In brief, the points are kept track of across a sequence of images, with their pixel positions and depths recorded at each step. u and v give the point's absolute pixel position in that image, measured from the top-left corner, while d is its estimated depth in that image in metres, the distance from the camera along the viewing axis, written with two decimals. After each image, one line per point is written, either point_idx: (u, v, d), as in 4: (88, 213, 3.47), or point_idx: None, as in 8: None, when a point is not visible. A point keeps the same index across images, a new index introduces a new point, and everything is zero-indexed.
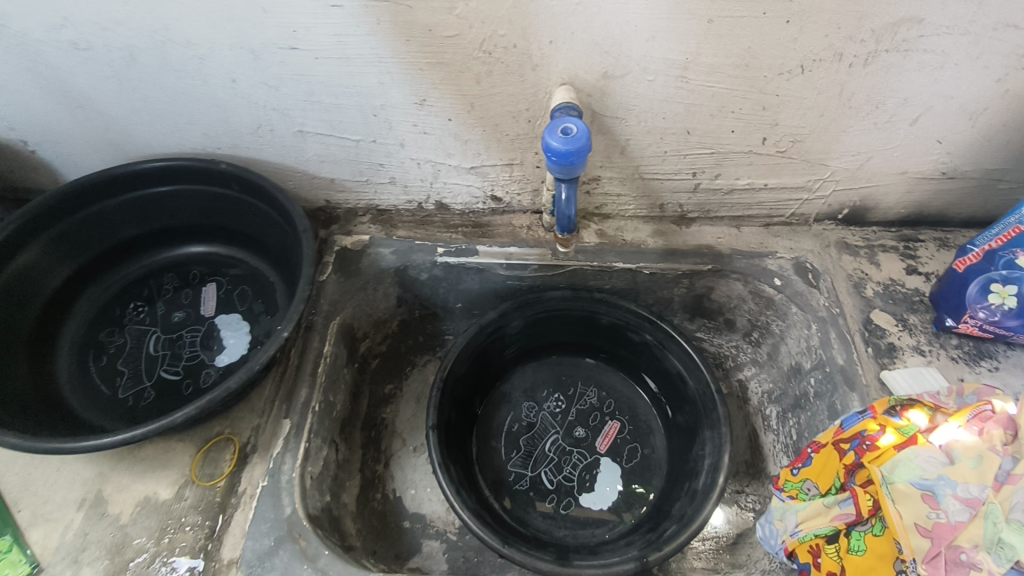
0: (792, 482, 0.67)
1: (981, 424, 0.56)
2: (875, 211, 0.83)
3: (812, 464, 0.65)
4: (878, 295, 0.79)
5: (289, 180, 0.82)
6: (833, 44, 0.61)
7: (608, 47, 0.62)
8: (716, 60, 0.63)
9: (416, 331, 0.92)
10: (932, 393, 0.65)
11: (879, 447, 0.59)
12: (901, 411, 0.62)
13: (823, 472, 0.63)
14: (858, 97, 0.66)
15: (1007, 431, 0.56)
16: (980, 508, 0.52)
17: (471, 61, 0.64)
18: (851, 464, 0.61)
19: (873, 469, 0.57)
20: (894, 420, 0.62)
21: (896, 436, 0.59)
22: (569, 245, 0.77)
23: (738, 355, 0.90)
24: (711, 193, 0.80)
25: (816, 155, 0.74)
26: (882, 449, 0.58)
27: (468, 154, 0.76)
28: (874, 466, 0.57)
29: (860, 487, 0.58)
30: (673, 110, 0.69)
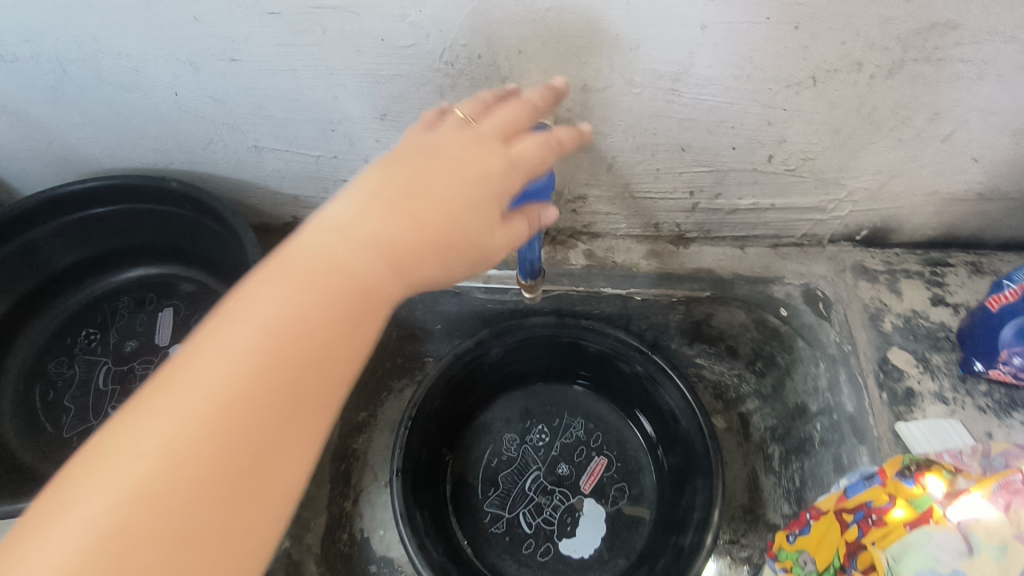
0: (791, 552, 0.62)
1: (1008, 498, 0.48)
2: (899, 232, 0.73)
3: (812, 533, 0.60)
4: (898, 330, 0.70)
5: (251, 197, 0.76)
6: (850, 53, 0.52)
7: (586, 58, 0.54)
8: (712, 71, 0.54)
9: (394, 353, 0.85)
10: (953, 452, 0.57)
11: (887, 522, 0.53)
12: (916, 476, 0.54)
13: (824, 546, 0.58)
14: (879, 111, 0.57)
15: None
16: None
17: (431, 72, 0.57)
18: (855, 543, 0.55)
19: (877, 556, 0.52)
20: (907, 487, 0.54)
21: (907, 510, 0.53)
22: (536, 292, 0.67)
23: (740, 386, 0.82)
24: (711, 213, 0.72)
25: (830, 174, 0.65)
26: (890, 526, 0.52)
27: None
28: (878, 553, 0.52)
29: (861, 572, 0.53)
30: (664, 126, 0.61)
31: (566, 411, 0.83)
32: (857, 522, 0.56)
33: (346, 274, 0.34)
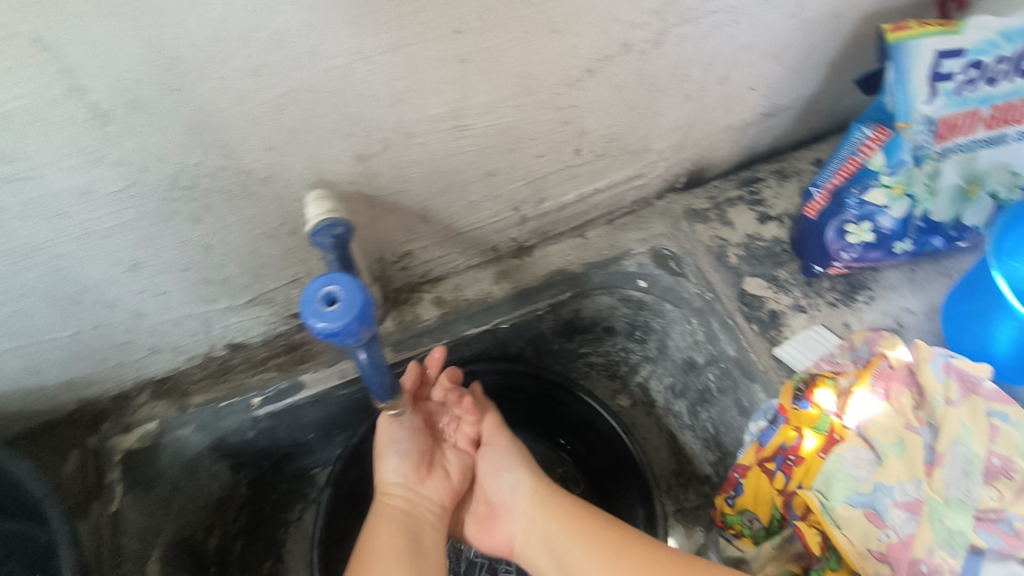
0: (732, 517, 0.64)
1: (887, 387, 0.56)
2: (711, 167, 0.76)
3: (744, 492, 0.62)
4: (743, 260, 0.72)
5: (11, 402, 0.59)
6: (615, 38, 0.49)
7: (349, 128, 0.46)
8: (489, 97, 0.49)
9: (276, 481, 0.75)
10: (829, 360, 0.63)
11: (806, 455, 0.58)
12: (810, 396, 0.59)
13: (759, 501, 0.61)
14: (660, 78, 0.56)
15: (911, 390, 0.56)
16: (923, 508, 0.51)
17: (171, 204, 0.46)
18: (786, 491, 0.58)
19: (808, 499, 0.55)
20: (805, 411, 0.59)
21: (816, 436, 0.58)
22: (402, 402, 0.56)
23: (629, 358, 0.82)
24: (542, 218, 0.69)
25: (636, 144, 0.64)
26: (810, 459, 0.57)
27: (236, 290, 0.58)
28: (807, 497, 0.55)
29: (802, 520, 0.56)
30: (463, 161, 0.55)
31: None
32: (782, 468, 0.59)
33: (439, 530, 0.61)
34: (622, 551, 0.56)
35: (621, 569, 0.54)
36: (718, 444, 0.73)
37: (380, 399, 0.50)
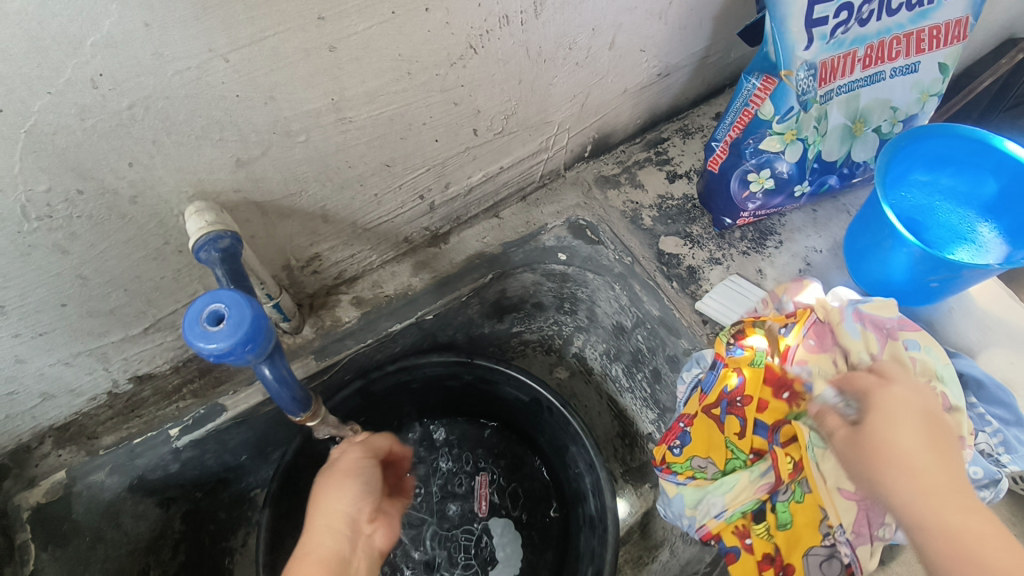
0: (680, 464, 0.62)
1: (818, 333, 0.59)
2: (616, 133, 0.76)
3: (692, 439, 0.61)
4: (657, 221, 0.74)
5: None
6: (492, 11, 0.47)
7: (219, 132, 0.43)
8: (369, 85, 0.47)
9: (213, 510, 0.71)
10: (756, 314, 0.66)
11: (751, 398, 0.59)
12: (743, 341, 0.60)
13: (713, 443, 0.60)
14: (546, 48, 0.55)
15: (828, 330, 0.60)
16: None
17: (27, 236, 0.42)
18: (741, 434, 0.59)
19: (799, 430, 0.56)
20: (740, 355, 0.59)
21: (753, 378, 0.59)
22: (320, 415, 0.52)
23: (562, 330, 0.83)
24: (452, 203, 0.67)
25: (535, 117, 0.63)
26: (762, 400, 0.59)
27: (129, 319, 0.54)
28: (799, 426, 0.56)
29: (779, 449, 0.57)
30: (354, 154, 0.52)
31: (425, 449, 0.79)
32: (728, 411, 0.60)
33: None
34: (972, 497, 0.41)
35: (947, 479, 0.42)
36: (657, 402, 0.74)
37: (294, 413, 0.47)
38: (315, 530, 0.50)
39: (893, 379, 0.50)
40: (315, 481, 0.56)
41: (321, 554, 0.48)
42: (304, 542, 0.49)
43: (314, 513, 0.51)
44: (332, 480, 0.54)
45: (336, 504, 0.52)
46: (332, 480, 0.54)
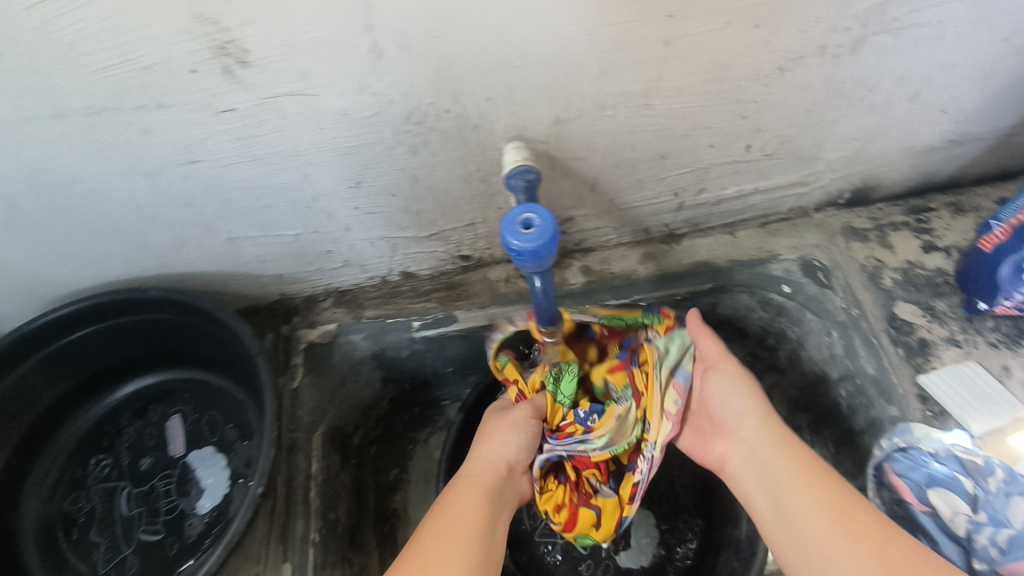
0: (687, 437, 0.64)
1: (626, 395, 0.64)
2: (880, 188, 0.75)
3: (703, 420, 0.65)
4: (899, 284, 0.71)
5: (235, 284, 0.73)
6: (813, 39, 0.52)
7: (555, 91, 0.53)
8: (681, 81, 0.54)
9: (412, 403, 0.85)
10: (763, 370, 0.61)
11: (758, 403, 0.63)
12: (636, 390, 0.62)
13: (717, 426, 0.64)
14: (848, 85, 0.58)
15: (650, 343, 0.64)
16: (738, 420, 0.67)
17: (400, 134, 0.55)
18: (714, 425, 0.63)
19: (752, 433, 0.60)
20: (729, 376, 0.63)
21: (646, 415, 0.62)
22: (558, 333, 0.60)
23: (756, 363, 0.83)
24: (697, 208, 0.72)
25: (808, 150, 0.66)
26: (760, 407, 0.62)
27: (422, 223, 0.68)
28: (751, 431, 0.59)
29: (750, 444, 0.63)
30: (641, 139, 0.60)
31: None
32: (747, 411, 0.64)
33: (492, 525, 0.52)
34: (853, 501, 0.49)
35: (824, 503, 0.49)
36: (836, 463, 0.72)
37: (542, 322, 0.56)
38: (478, 463, 0.59)
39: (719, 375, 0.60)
40: (486, 418, 0.64)
41: (479, 486, 0.55)
42: (467, 464, 0.59)
43: (478, 450, 0.60)
44: (498, 425, 0.62)
45: (494, 447, 0.60)
46: (501, 423, 0.62)
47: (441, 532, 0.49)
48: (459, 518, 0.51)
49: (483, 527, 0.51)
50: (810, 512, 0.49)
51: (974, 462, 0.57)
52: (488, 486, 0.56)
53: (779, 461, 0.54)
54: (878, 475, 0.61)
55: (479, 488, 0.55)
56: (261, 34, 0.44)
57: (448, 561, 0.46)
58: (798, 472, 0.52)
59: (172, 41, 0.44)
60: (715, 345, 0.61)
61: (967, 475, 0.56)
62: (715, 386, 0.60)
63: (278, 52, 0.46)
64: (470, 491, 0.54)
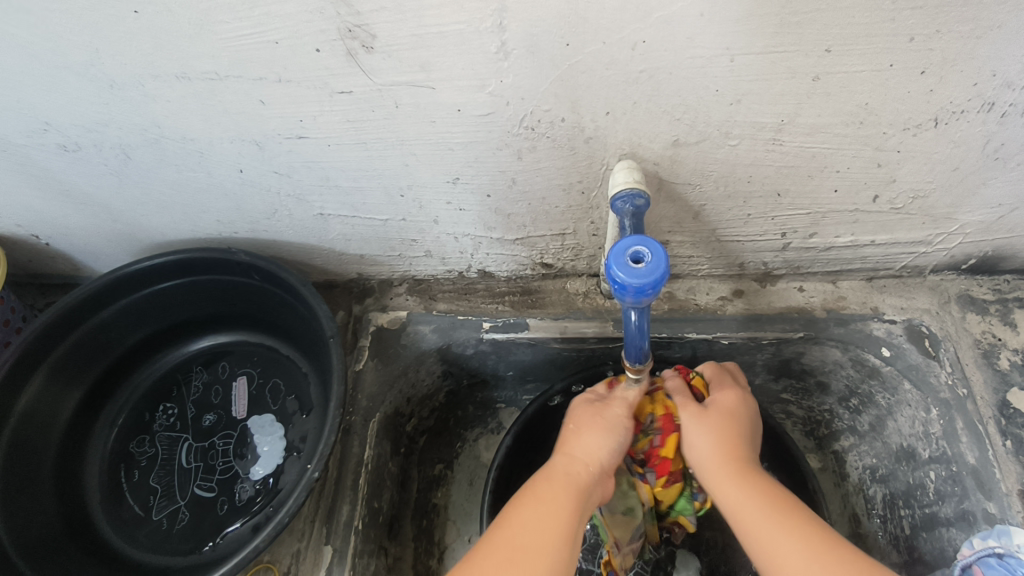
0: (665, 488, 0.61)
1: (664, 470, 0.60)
2: (1012, 259, 0.68)
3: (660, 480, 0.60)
4: (1017, 368, 0.64)
5: (316, 257, 0.74)
6: (982, 93, 0.47)
7: (680, 114, 0.50)
8: (821, 120, 0.50)
9: (466, 400, 0.83)
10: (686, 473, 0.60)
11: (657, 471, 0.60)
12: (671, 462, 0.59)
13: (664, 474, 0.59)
14: (1007, 148, 0.52)
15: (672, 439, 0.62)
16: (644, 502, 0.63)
17: (509, 137, 0.53)
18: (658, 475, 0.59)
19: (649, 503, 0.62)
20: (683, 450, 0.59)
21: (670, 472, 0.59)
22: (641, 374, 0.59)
23: (832, 422, 0.77)
24: (803, 251, 0.68)
25: (942, 210, 0.60)
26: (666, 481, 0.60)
27: (512, 226, 0.66)
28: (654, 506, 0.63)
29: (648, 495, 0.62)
30: (761, 173, 0.56)
31: None
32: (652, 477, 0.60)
33: (565, 510, 0.51)
34: (754, 480, 0.53)
35: (749, 489, 0.52)
36: (910, 546, 0.66)
37: (630, 359, 0.54)
38: (568, 459, 0.56)
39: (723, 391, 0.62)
40: (579, 412, 0.60)
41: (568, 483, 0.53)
42: (562, 452, 0.57)
43: (570, 449, 0.56)
44: (594, 423, 0.58)
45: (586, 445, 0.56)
46: (594, 420, 0.58)
47: (520, 543, 0.48)
48: (546, 516, 0.50)
49: (564, 529, 0.50)
50: (740, 496, 0.52)
51: None
52: (575, 483, 0.53)
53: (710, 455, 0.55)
54: None
55: (568, 489, 0.52)
56: (393, 21, 0.43)
57: (532, 558, 0.48)
58: (716, 444, 0.56)
59: (303, 19, 0.43)
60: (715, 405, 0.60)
61: None
62: (687, 421, 0.58)
63: (404, 42, 0.45)
64: (554, 485, 0.53)
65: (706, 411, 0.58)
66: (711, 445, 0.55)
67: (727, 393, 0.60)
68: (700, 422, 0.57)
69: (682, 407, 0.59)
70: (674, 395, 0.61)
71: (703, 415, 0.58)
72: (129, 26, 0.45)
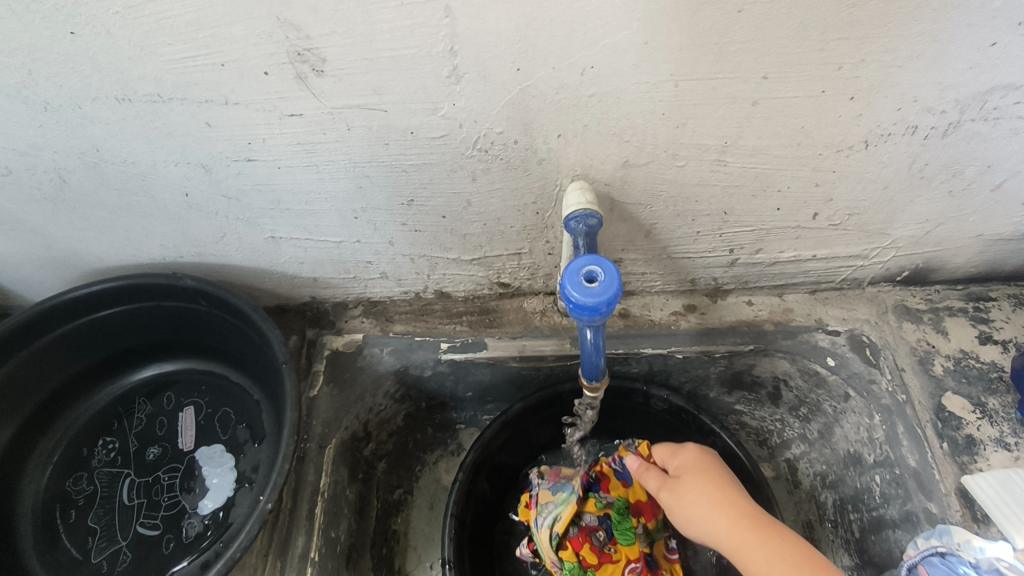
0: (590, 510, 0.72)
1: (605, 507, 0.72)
2: (941, 270, 0.72)
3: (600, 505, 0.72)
4: (949, 373, 0.68)
5: (267, 281, 0.72)
6: (906, 117, 0.50)
7: (629, 137, 0.51)
8: (761, 142, 0.52)
9: (425, 422, 0.82)
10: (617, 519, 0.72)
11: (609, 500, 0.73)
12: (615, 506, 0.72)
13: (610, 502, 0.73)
14: (931, 168, 0.55)
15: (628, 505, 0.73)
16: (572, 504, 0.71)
17: (463, 159, 0.54)
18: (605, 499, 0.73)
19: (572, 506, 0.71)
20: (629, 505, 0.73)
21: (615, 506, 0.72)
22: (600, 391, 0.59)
23: (783, 431, 0.80)
24: (750, 267, 0.70)
25: (876, 225, 0.63)
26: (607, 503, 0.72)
27: (468, 247, 0.66)
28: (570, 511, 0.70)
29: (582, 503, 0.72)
30: (708, 193, 0.58)
31: None
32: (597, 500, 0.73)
33: None
34: (764, 525, 0.51)
35: (761, 548, 0.49)
36: (860, 549, 0.68)
37: (587, 377, 0.55)
38: None
39: (677, 453, 0.62)
40: None
41: None
42: None
43: None
44: None
45: None
46: None
47: None
48: None
49: None
50: (764, 557, 0.49)
51: None
52: None
53: (720, 525, 0.52)
54: None
55: None
56: (344, 45, 0.43)
57: None
58: (708, 494, 0.55)
59: (252, 42, 0.43)
60: (689, 465, 0.59)
61: None
62: (672, 499, 0.57)
63: (356, 66, 0.45)
64: None
65: (681, 481, 0.58)
66: (715, 518, 0.53)
67: (685, 452, 0.61)
68: (687, 496, 0.56)
69: (661, 488, 0.59)
70: (648, 477, 0.61)
71: (680, 488, 0.57)
72: (63, 45, 0.43)
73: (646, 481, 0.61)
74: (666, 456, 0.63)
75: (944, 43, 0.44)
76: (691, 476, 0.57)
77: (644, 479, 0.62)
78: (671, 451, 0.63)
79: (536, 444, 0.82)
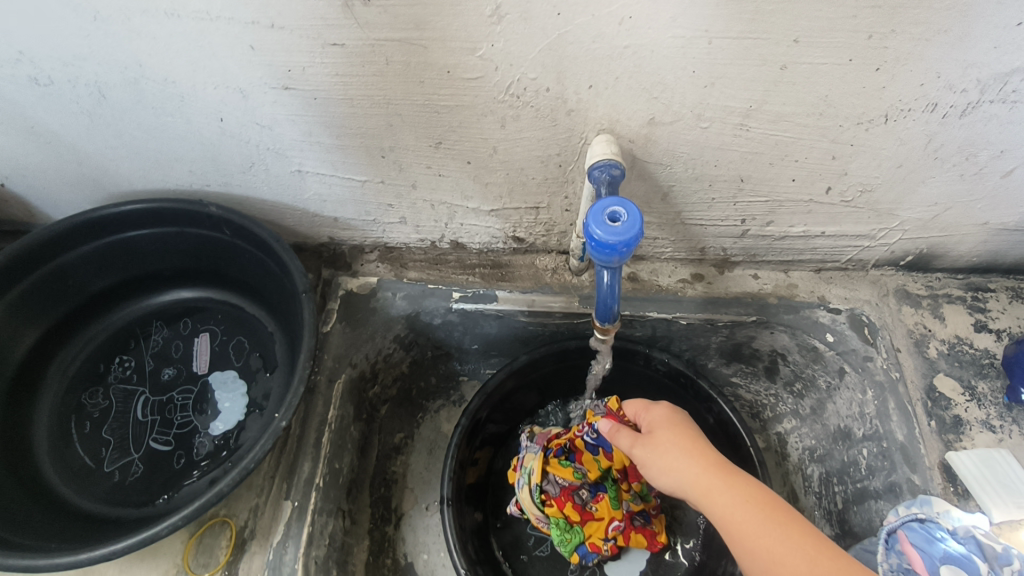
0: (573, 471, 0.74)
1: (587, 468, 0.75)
2: (944, 258, 0.74)
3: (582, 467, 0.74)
4: (943, 356, 0.70)
5: (288, 217, 0.74)
6: (928, 94, 0.52)
7: (657, 93, 0.53)
8: (785, 108, 0.54)
9: (429, 371, 0.84)
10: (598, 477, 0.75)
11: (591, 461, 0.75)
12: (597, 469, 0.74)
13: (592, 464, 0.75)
14: (946, 148, 0.57)
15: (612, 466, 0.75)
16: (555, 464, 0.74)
17: (495, 104, 0.55)
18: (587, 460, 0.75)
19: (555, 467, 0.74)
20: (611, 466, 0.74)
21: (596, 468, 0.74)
22: (609, 338, 0.62)
23: (776, 406, 0.82)
24: (759, 239, 0.72)
25: (885, 205, 0.65)
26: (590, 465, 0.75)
27: (488, 197, 0.68)
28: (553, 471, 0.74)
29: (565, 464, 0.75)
30: (727, 158, 0.60)
31: None
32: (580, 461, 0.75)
33: None
34: (730, 471, 0.53)
35: (729, 490, 0.51)
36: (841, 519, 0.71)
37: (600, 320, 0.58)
38: None
39: (648, 412, 0.63)
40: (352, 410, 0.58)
41: None
42: None
43: None
44: None
45: None
46: None
47: None
48: None
49: None
50: (730, 498, 0.51)
51: (991, 547, 0.55)
52: None
53: (688, 472, 0.54)
54: (888, 540, 0.58)
55: None
56: None
57: None
58: (677, 445, 0.57)
59: None
60: (659, 421, 0.61)
61: (983, 559, 0.54)
62: (644, 453, 0.59)
63: None
64: None
65: (653, 436, 0.60)
66: (685, 466, 0.55)
67: (657, 408, 0.63)
68: (660, 448, 0.58)
69: (633, 443, 0.60)
70: (619, 435, 0.62)
71: (654, 442, 0.58)
72: None
73: (619, 440, 0.62)
74: (639, 412, 0.64)
75: (973, 20, 0.45)
76: (660, 430, 0.59)
77: (616, 439, 0.63)
78: (643, 409, 0.64)
79: (535, 400, 0.84)
